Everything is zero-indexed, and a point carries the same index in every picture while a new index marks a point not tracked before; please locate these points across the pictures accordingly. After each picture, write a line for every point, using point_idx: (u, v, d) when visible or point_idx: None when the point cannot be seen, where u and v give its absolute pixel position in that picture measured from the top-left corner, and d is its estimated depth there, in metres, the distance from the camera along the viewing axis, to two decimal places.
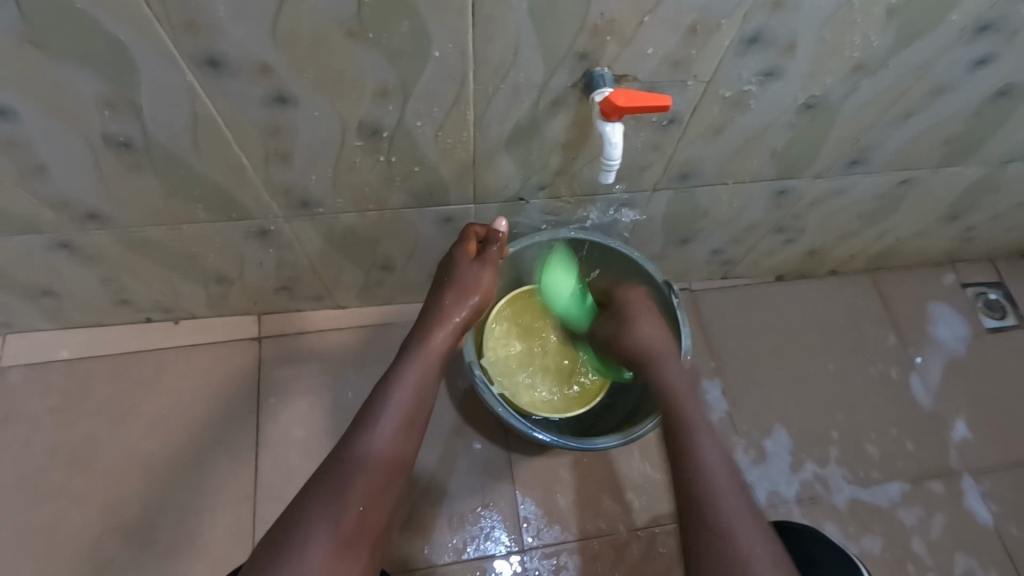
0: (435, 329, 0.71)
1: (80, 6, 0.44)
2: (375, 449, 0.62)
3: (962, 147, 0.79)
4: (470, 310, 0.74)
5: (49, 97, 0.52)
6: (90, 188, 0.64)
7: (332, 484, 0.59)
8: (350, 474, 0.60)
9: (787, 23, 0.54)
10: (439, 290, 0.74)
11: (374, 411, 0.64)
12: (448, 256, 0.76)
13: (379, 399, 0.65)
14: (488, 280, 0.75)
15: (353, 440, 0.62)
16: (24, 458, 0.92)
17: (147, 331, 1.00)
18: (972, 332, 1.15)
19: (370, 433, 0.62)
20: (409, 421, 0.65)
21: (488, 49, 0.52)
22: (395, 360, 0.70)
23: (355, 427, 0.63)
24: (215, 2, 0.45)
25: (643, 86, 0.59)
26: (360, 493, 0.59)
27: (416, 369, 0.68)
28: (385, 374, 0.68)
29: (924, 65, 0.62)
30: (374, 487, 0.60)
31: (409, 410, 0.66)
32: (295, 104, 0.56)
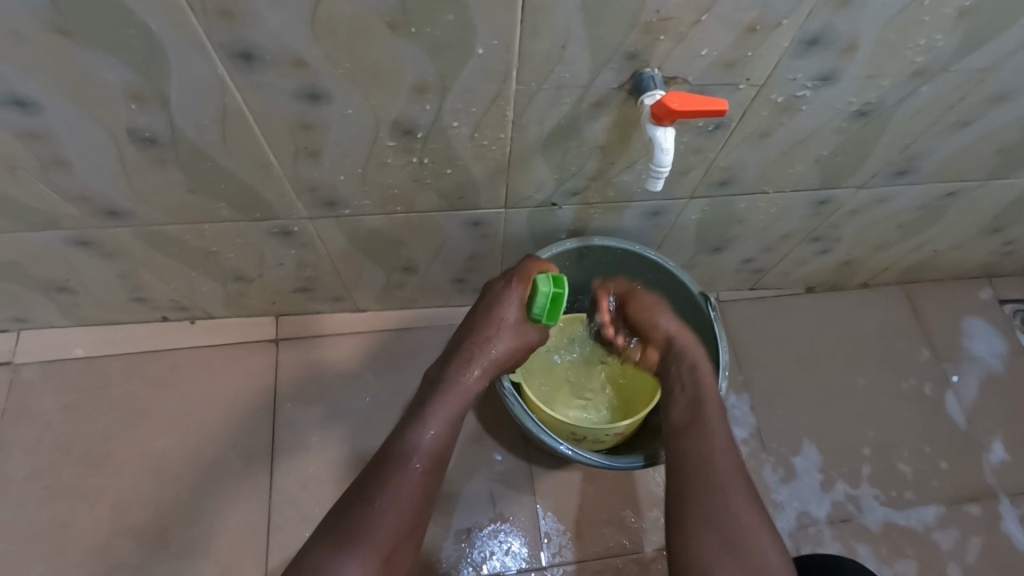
0: (474, 368, 0.67)
1: None
2: (405, 485, 0.58)
3: (1016, 157, 0.75)
4: (506, 352, 0.69)
5: (73, 86, 0.49)
6: (112, 183, 0.62)
7: (358, 516, 0.56)
8: (379, 510, 0.56)
9: (851, 23, 0.51)
10: (476, 321, 0.70)
11: (404, 445, 0.60)
12: (497, 293, 0.70)
13: (413, 431, 0.61)
14: (533, 338, 0.71)
15: (382, 473, 0.58)
16: (35, 455, 0.90)
17: (162, 330, 0.98)
18: (1009, 349, 1.11)
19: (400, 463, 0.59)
20: (442, 458, 0.62)
21: (534, 46, 0.50)
22: (430, 389, 0.65)
23: (386, 457, 0.60)
24: None
25: (691, 88, 0.56)
26: (388, 530, 0.56)
27: (453, 408, 0.64)
28: (416, 404, 0.64)
29: (987, 72, 0.59)
30: (403, 526, 0.57)
31: (440, 446, 0.62)
32: (328, 100, 0.53)
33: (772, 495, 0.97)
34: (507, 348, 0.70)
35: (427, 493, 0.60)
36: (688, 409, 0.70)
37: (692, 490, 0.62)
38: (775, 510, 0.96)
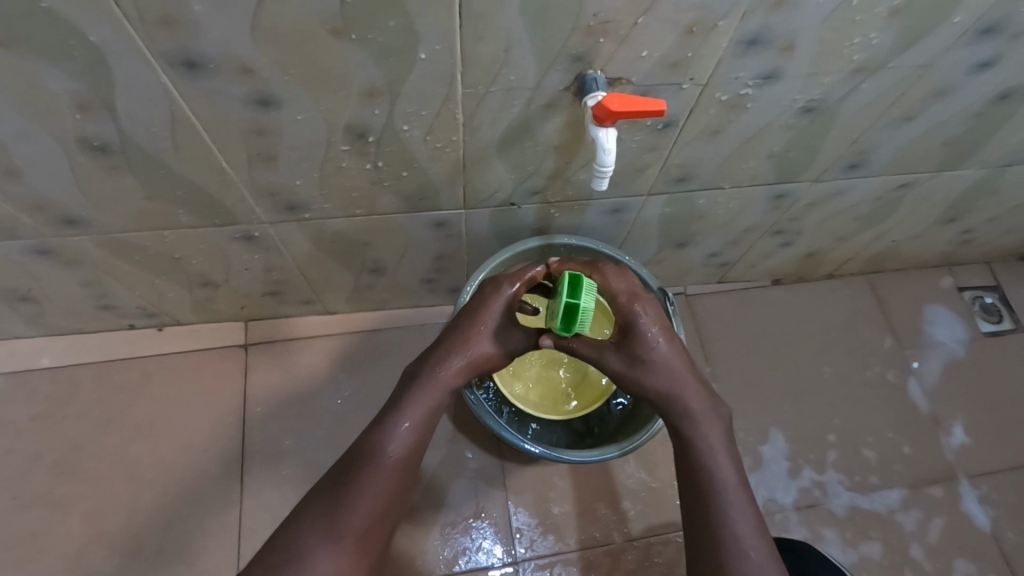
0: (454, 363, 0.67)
1: (48, 3, 0.42)
2: (379, 475, 0.60)
3: (963, 149, 0.77)
4: (487, 351, 0.69)
5: (17, 96, 0.49)
6: (66, 191, 0.62)
7: (331, 504, 0.59)
8: (354, 498, 0.59)
9: (787, 23, 0.52)
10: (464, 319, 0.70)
11: (380, 437, 0.62)
12: (483, 293, 0.70)
13: (389, 423, 0.63)
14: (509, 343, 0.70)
15: (359, 463, 0.61)
16: (3, 465, 0.90)
17: (131, 337, 0.97)
18: (969, 335, 1.15)
19: (375, 451, 0.61)
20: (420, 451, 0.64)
21: (479, 48, 0.50)
22: (408, 381, 0.66)
23: (363, 447, 0.62)
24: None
25: (639, 88, 0.57)
26: (363, 516, 0.59)
27: (434, 407, 0.65)
28: (396, 395, 0.66)
29: (926, 67, 0.61)
30: (375, 513, 0.59)
31: (419, 439, 0.64)
32: (280, 106, 0.54)
33: None
34: (487, 349, 0.69)
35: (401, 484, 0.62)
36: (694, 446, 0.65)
37: (699, 526, 0.62)
38: None
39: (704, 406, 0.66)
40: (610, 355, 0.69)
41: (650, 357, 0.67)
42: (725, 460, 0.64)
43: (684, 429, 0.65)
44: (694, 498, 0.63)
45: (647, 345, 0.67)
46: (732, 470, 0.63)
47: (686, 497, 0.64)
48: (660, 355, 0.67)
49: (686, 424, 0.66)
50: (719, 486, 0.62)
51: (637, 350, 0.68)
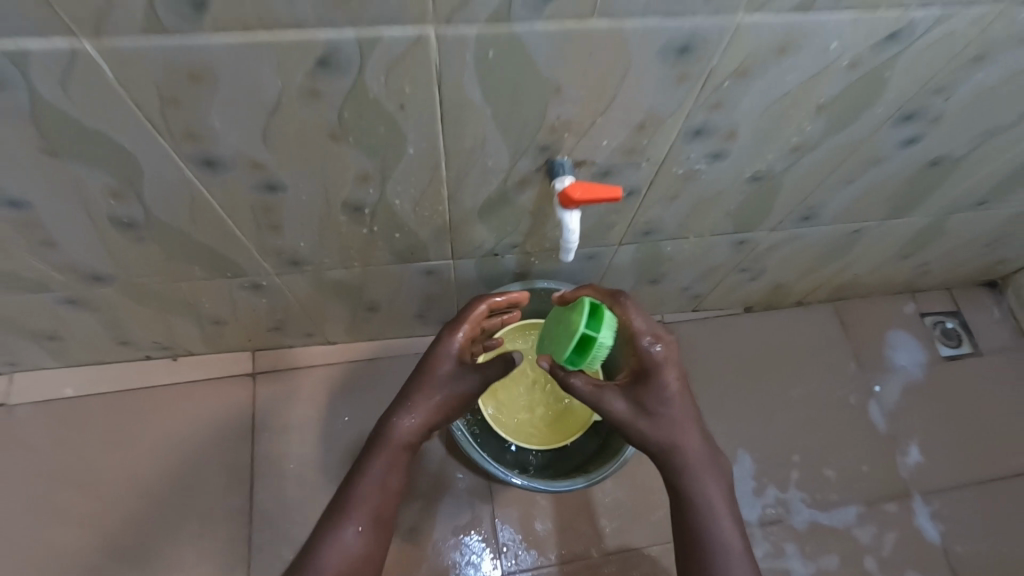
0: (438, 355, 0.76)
1: (94, 126, 0.49)
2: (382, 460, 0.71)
3: (906, 202, 0.85)
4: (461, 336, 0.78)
5: (60, 188, 0.57)
6: (95, 255, 0.69)
7: (346, 493, 0.71)
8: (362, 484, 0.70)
9: (727, 118, 0.60)
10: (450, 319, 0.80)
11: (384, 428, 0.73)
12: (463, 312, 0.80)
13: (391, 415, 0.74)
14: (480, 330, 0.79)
15: (363, 465, 0.72)
16: (31, 487, 0.98)
17: (147, 367, 1.05)
18: (928, 359, 1.23)
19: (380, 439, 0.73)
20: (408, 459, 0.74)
21: (458, 143, 0.58)
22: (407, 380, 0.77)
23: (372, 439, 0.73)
24: (211, 119, 0.50)
25: (601, 167, 0.65)
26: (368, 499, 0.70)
27: (415, 417, 0.73)
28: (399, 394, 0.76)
29: (857, 144, 0.68)
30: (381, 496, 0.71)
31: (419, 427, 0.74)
32: (285, 188, 0.61)
33: None
34: (462, 334, 0.78)
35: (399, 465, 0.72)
36: (696, 499, 0.70)
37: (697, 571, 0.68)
38: None
39: (705, 459, 0.71)
40: (619, 403, 0.71)
41: (661, 408, 0.70)
42: (723, 512, 0.70)
43: (685, 482, 0.70)
44: (691, 545, 0.69)
45: (658, 397, 0.70)
46: (728, 521, 0.70)
47: (683, 542, 0.70)
48: (671, 407, 0.71)
49: (692, 476, 0.70)
50: (717, 538, 0.69)
51: (647, 400, 0.71)
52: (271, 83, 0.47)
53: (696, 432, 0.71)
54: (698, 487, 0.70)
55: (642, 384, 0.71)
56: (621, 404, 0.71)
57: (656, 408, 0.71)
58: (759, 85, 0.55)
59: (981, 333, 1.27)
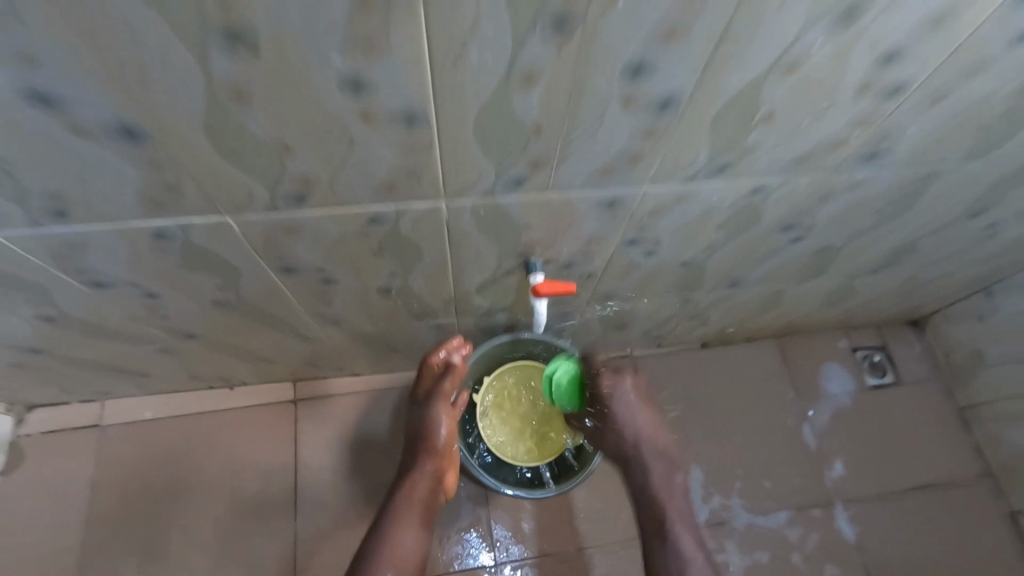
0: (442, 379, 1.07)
1: (218, 255, 0.74)
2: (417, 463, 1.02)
3: (811, 273, 1.08)
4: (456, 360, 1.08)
5: (183, 286, 0.81)
6: (193, 322, 0.94)
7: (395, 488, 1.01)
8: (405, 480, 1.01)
9: (652, 234, 0.83)
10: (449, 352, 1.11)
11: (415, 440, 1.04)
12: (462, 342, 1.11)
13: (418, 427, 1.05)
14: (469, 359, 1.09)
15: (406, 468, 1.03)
16: (121, 493, 1.22)
17: (209, 395, 1.29)
18: (855, 387, 1.46)
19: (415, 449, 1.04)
20: (430, 477, 1.01)
21: (460, 253, 0.82)
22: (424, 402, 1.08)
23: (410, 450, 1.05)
24: (294, 248, 0.75)
25: (565, 262, 0.89)
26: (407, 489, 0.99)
27: (425, 444, 1.03)
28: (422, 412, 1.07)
29: (757, 243, 0.92)
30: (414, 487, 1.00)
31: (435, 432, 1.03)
32: (336, 281, 0.86)
33: None
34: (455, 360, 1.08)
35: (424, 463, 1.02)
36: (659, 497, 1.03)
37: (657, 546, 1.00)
38: None
39: (664, 470, 1.04)
40: (604, 409, 1.07)
41: (630, 425, 1.05)
42: (681, 509, 1.03)
43: (648, 482, 1.04)
44: (657, 530, 1.01)
45: (627, 413, 1.05)
46: (683, 517, 1.02)
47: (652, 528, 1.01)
48: (638, 427, 1.04)
49: (654, 478, 1.04)
50: (676, 526, 1.01)
51: (624, 417, 1.05)
52: (336, 230, 0.71)
53: (660, 449, 1.05)
54: (660, 490, 1.03)
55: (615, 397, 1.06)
56: (607, 413, 1.06)
57: (627, 424, 1.04)
58: (670, 216, 0.79)
59: (903, 365, 1.50)
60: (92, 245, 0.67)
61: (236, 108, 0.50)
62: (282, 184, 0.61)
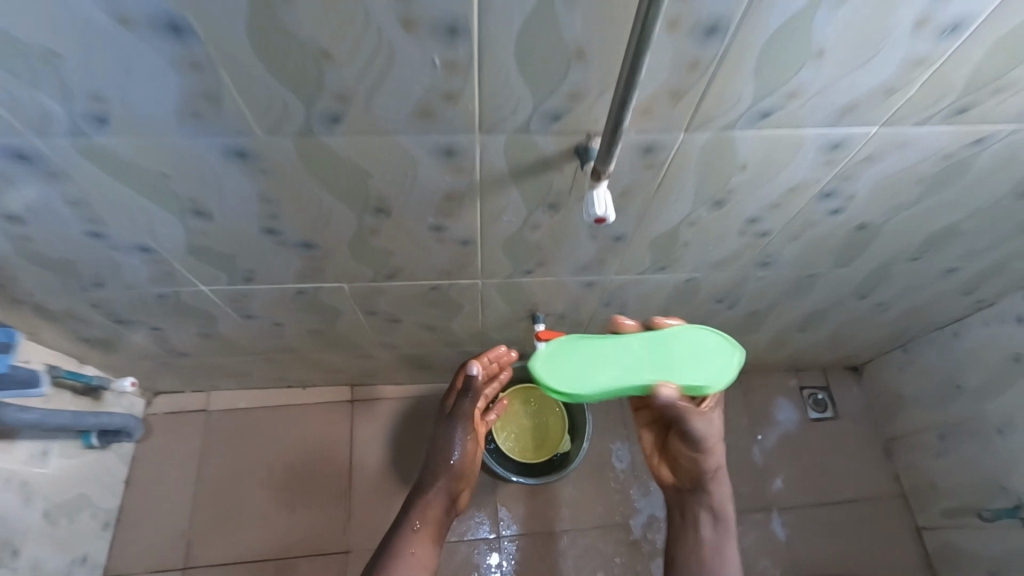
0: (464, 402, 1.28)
1: (327, 302, 1.11)
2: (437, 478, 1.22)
3: (751, 329, 1.41)
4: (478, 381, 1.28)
5: (296, 319, 1.18)
6: (293, 341, 1.31)
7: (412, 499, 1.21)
8: (422, 494, 1.21)
9: (622, 300, 1.19)
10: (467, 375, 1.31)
11: (434, 458, 1.24)
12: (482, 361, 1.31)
13: (439, 449, 1.24)
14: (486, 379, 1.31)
15: (424, 482, 1.23)
16: (218, 464, 1.59)
17: (287, 393, 1.67)
18: (798, 418, 1.79)
19: (432, 465, 1.24)
20: (442, 499, 1.21)
21: (486, 307, 1.18)
22: (446, 425, 1.28)
23: (428, 467, 1.25)
24: (377, 300, 1.12)
25: (560, 316, 1.25)
26: (423, 502, 1.20)
27: (442, 471, 1.22)
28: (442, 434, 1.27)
29: (700, 309, 1.26)
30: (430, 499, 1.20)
31: (448, 452, 1.24)
32: (399, 320, 1.23)
33: (635, 503, 1.62)
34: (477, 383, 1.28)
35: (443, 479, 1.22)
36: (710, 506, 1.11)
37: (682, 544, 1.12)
38: (636, 512, 1.61)
39: (723, 488, 1.11)
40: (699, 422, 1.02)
41: (715, 438, 1.05)
42: (726, 523, 1.12)
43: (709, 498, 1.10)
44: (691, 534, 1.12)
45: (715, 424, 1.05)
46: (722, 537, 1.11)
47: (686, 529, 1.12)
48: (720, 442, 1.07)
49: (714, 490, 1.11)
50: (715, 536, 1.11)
51: (712, 428, 1.04)
52: (406, 291, 1.08)
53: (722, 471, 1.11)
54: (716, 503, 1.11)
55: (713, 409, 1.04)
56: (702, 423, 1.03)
57: (713, 436, 1.05)
58: (631, 290, 1.14)
59: (842, 404, 1.81)
60: (254, 294, 1.06)
61: (366, 234, 0.87)
62: (380, 268, 0.98)
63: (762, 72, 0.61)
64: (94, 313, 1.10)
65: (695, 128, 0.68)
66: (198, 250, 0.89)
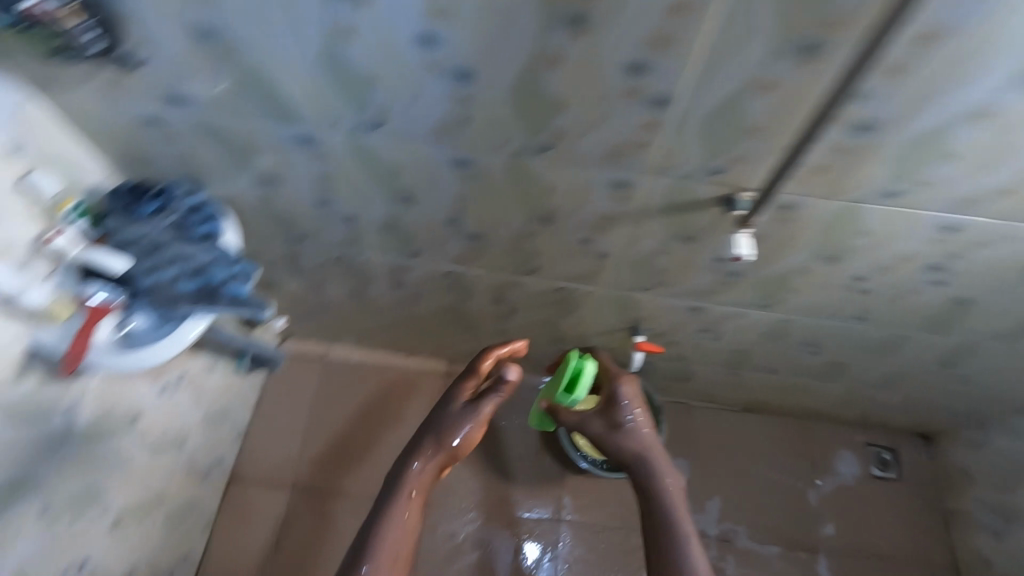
0: (473, 379, 1.10)
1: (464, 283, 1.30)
2: (435, 452, 1.02)
3: (832, 376, 1.49)
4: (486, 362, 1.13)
5: (432, 293, 1.38)
6: (419, 311, 1.52)
7: (398, 474, 1.00)
8: (409, 474, 1.00)
9: (718, 327, 1.31)
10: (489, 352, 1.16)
11: (432, 426, 1.05)
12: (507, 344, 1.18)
13: (439, 417, 1.06)
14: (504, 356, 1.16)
15: (414, 453, 1.02)
16: (329, 404, 1.83)
17: (394, 356, 1.89)
18: (860, 472, 1.82)
19: (426, 436, 1.04)
20: (434, 469, 1.02)
21: (595, 312, 1.34)
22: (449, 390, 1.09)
23: (423, 437, 1.04)
24: (506, 289, 1.30)
25: (656, 332, 1.39)
26: (411, 481, 0.99)
27: (442, 442, 1.02)
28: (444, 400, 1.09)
29: (788, 348, 1.36)
30: (423, 476, 1.00)
31: (448, 424, 1.04)
32: (516, 310, 1.41)
33: None
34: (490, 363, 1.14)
35: (443, 454, 1.02)
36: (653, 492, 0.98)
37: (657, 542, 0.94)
38: None
39: (668, 474, 0.99)
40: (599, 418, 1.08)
41: (628, 427, 1.05)
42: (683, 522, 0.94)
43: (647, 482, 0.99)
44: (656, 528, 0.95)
45: (620, 412, 1.06)
46: (688, 530, 0.93)
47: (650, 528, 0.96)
48: (645, 434, 1.04)
49: (659, 485, 0.98)
50: (676, 526, 0.94)
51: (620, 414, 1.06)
52: (534, 287, 1.27)
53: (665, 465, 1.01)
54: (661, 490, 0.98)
55: (619, 398, 1.08)
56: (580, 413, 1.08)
57: (615, 420, 1.06)
58: (730, 321, 1.27)
59: (908, 467, 1.84)
60: (411, 268, 1.27)
61: (526, 236, 1.06)
62: (524, 264, 1.16)
63: (901, 162, 0.75)
64: (283, 264, 1.35)
65: (832, 196, 0.82)
66: (387, 225, 1.10)
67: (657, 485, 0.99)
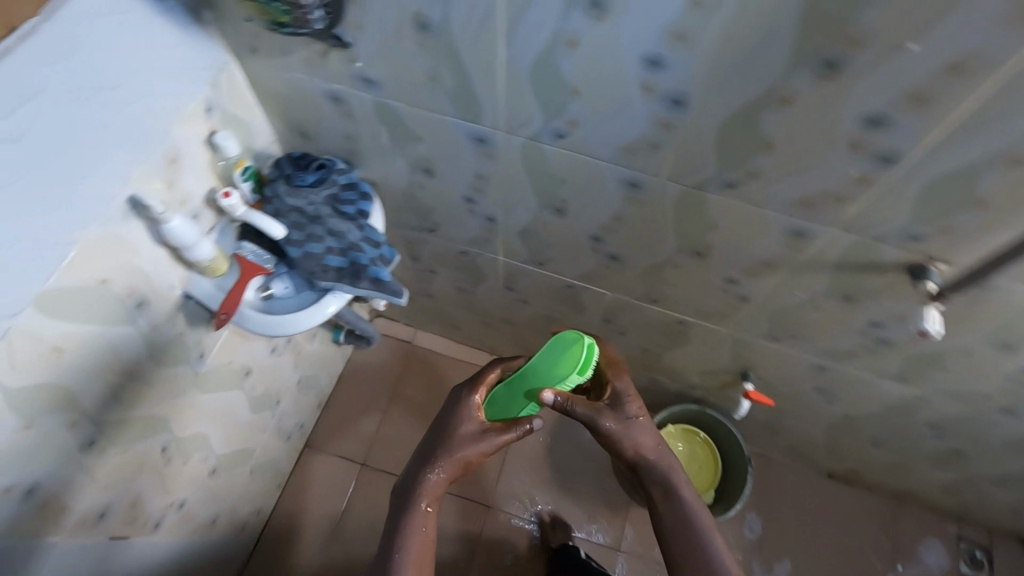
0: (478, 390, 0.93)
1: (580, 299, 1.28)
2: (446, 465, 0.88)
3: (945, 462, 1.39)
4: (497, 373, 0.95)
5: (542, 303, 1.37)
6: (520, 317, 1.51)
7: (410, 488, 0.88)
8: (422, 488, 0.88)
9: (839, 391, 1.23)
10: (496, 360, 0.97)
11: (437, 436, 0.90)
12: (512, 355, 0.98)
13: (444, 426, 0.91)
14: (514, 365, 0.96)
15: (420, 466, 0.89)
16: (407, 389, 1.85)
17: (476, 352, 1.89)
18: (948, 567, 1.68)
19: (430, 446, 0.90)
20: (447, 479, 0.89)
21: (708, 351, 1.29)
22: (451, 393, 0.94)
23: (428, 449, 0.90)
24: (622, 312, 1.27)
25: (766, 383, 1.33)
26: (427, 492, 0.88)
27: (451, 458, 0.88)
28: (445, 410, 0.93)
29: (908, 425, 1.27)
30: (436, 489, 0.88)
31: (454, 435, 0.89)
32: (623, 334, 1.37)
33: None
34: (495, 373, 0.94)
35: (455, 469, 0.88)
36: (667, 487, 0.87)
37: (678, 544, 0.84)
38: None
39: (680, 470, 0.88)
40: (611, 416, 0.87)
41: (638, 426, 0.87)
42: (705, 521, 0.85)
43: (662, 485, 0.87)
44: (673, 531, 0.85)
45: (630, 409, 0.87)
46: (711, 531, 0.84)
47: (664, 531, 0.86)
48: (656, 432, 0.88)
49: (678, 486, 0.86)
50: (697, 526, 0.84)
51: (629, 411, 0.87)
52: (652, 316, 1.23)
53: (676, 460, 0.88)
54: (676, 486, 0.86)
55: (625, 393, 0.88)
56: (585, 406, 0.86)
57: (624, 418, 0.87)
58: (855, 387, 1.20)
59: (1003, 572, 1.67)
60: (530, 274, 1.26)
61: (668, 266, 1.02)
62: (652, 292, 1.13)
63: None
64: (403, 250, 1.37)
65: None
66: (524, 230, 1.09)
67: (671, 484, 0.87)
